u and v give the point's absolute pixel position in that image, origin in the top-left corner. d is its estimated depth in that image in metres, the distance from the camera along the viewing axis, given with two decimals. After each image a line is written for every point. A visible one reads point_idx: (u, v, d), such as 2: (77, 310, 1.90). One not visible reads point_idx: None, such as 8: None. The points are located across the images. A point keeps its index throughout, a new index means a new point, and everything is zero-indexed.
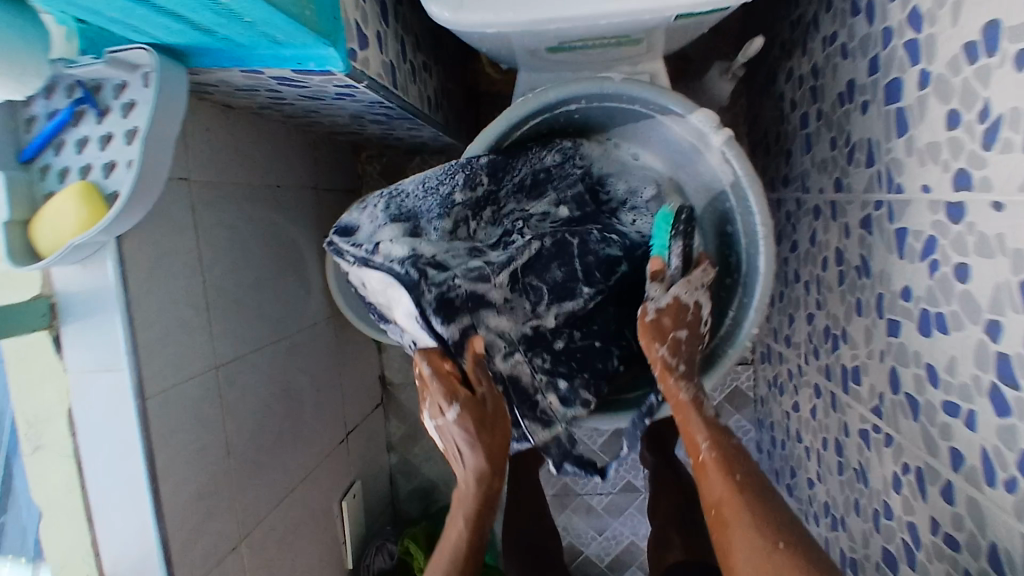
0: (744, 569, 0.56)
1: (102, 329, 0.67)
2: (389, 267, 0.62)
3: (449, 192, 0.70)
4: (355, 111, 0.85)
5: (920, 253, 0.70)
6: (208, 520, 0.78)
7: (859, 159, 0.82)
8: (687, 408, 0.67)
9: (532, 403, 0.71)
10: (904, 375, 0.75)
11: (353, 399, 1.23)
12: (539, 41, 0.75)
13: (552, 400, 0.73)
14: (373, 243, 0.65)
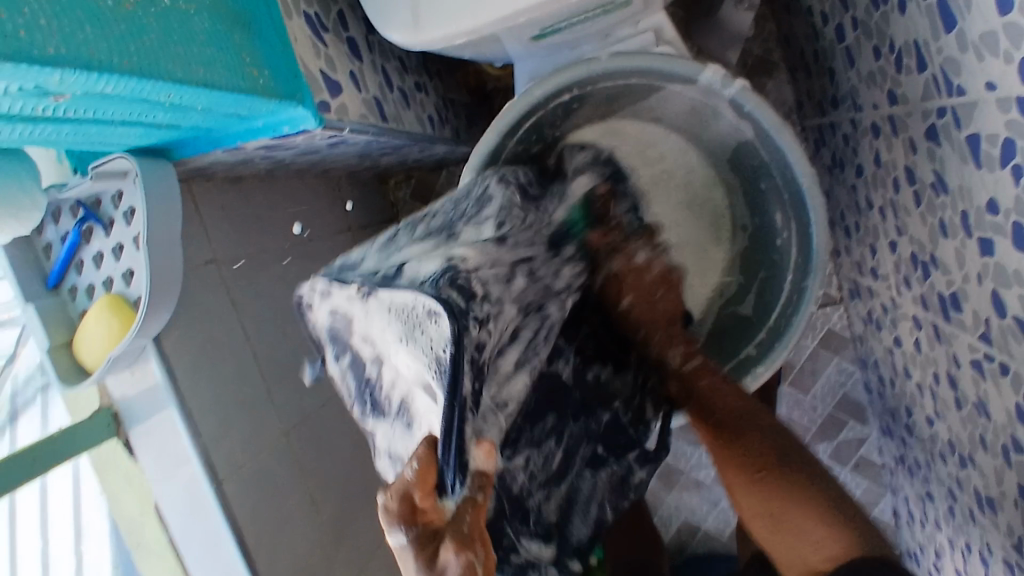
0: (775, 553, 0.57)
1: (163, 426, 0.69)
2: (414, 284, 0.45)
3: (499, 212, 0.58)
4: (363, 151, 0.85)
5: (999, 159, 0.60)
6: None
7: (909, 65, 0.72)
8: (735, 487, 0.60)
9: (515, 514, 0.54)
10: (1007, 297, 0.65)
11: None
12: (518, 35, 0.71)
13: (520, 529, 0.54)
14: (394, 267, 0.47)
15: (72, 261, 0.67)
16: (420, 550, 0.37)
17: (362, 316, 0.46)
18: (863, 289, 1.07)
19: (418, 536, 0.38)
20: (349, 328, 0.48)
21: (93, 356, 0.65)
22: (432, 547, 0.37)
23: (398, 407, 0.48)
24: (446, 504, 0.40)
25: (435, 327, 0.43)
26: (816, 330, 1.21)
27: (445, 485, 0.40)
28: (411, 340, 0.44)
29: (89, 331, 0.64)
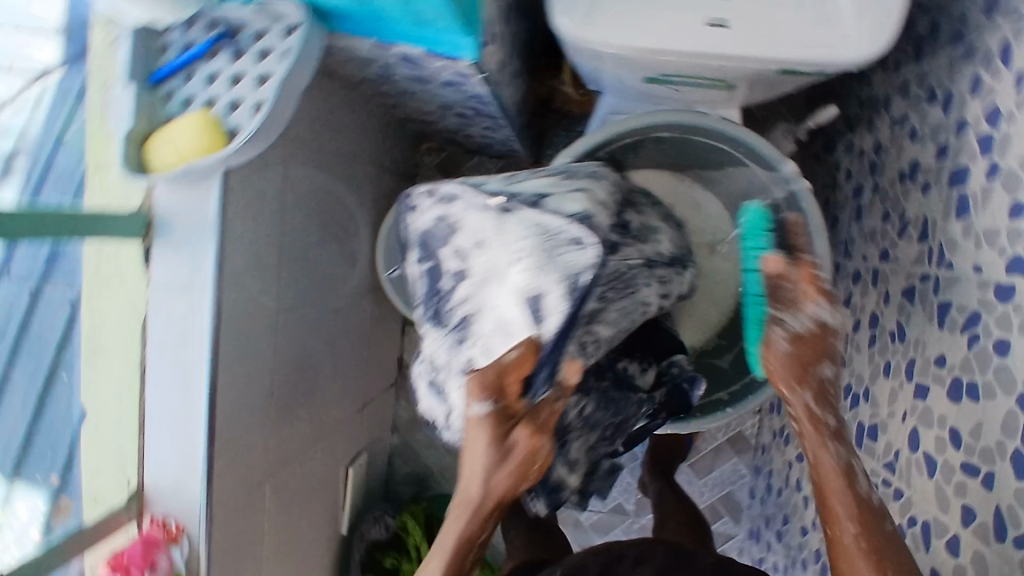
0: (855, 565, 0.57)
1: (192, 251, 0.71)
2: (555, 213, 0.51)
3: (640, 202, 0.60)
4: (449, 102, 0.89)
5: (961, 326, 0.75)
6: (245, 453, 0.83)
7: (910, 235, 0.86)
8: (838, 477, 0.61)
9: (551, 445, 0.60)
10: (925, 436, 0.79)
11: (370, 373, 1.26)
12: (633, 71, 0.79)
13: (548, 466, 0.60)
14: (535, 194, 0.53)
15: (186, 68, 0.69)
16: (491, 426, 0.44)
17: (476, 224, 0.51)
18: (785, 405, 1.21)
19: (491, 421, 0.44)
20: (449, 235, 0.53)
21: (168, 160, 0.67)
22: (498, 431, 0.44)
23: (462, 320, 0.52)
24: (528, 398, 0.47)
25: (581, 256, 0.48)
26: (729, 427, 1.35)
27: (533, 384, 0.47)
28: (549, 255, 0.48)
29: (176, 135, 0.66)
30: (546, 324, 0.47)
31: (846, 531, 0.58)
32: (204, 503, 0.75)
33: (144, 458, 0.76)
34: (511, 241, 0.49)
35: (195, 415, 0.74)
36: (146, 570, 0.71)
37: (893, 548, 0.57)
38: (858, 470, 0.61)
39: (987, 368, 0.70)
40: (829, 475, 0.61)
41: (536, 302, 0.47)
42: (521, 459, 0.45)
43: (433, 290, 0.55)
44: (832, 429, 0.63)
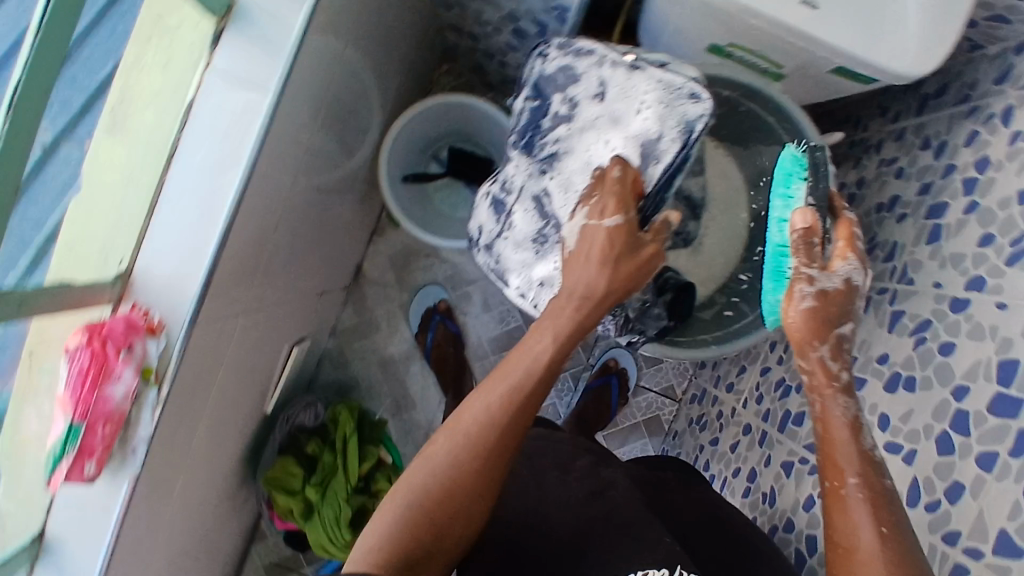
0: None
1: (267, 49, 0.70)
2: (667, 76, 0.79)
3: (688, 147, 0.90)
4: (520, 10, 0.94)
5: (911, 330, 0.87)
6: (236, 279, 0.80)
7: (877, 255, 1.00)
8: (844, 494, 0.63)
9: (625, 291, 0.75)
10: None
11: (333, 265, 1.24)
12: (706, 34, 0.86)
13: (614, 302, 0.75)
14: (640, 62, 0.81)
15: None
16: (625, 228, 0.69)
17: (591, 80, 0.83)
18: (709, 396, 1.32)
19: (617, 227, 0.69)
20: (562, 84, 0.85)
21: None
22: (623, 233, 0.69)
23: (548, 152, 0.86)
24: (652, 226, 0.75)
25: (695, 109, 0.78)
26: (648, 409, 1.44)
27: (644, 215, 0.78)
28: (670, 107, 0.78)
29: None
30: (654, 158, 0.78)
31: (863, 536, 0.60)
32: (195, 308, 0.71)
33: (143, 242, 0.71)
34: (638, 92, 0.80)
35: (214, 216, 0.71)
36: (122, 351, 0.66)
37: (910, 562, 0.59)
38: (884, 488, 0.63)
39: (928, 365, 0.82)
40: (853, 490, 0.62)
41: (645, 143, 0.78)
42: (645, 263, 0.71)
43: (530, 122, 0.88)
44: (862, 449, 0.65)
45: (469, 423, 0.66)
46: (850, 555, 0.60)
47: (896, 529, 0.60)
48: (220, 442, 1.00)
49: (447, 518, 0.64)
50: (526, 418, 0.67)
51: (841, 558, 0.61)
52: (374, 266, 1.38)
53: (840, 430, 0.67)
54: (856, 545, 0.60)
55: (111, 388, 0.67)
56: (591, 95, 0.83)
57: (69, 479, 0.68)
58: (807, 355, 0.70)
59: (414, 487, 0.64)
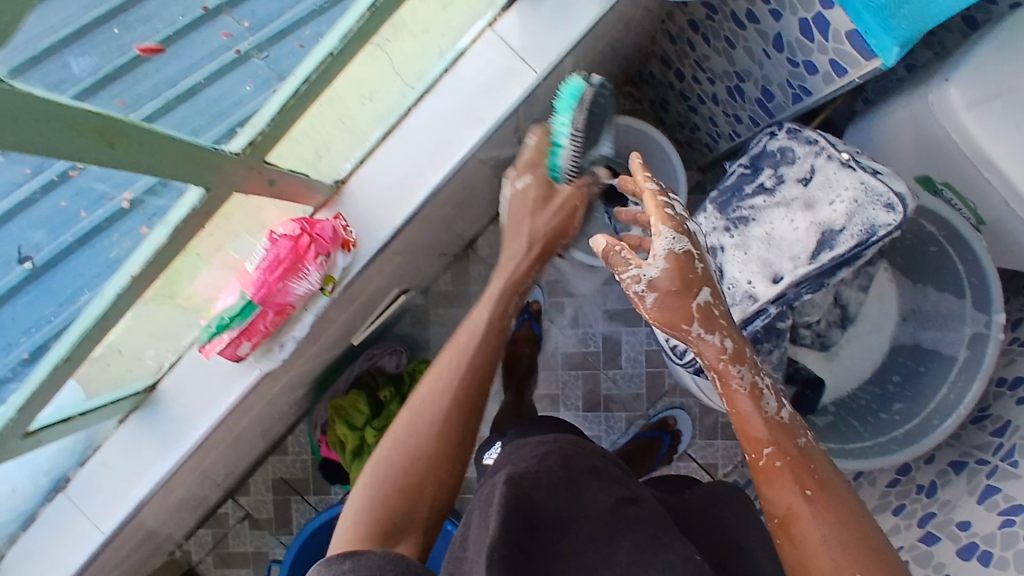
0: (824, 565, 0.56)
1: (552, 28, 0.71)
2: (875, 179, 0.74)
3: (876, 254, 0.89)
4: (755, 73, 0.95)
5: (1001, 509, 0.89)
6: (423, 224, 0.82)
7: (985, 425, 1.01)
8: (768, 474, 0.62)
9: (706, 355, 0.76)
10: (914, 570, 0.93)
11: (458, 230, 1.25)
12: (930, 164, 0.88)
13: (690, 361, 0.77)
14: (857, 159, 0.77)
15: None
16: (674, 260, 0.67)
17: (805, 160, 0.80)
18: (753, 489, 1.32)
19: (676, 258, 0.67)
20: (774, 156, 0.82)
21: None
22: (685, 267, 0.67)
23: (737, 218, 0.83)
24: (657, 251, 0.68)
25: (884, 217, 0.73)
26: None
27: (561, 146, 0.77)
28: (864, 207, 0.74)
29: None
30: (830, 247, 0.75)
31: (794, 503, 0.60)
32: (389, 239, 0.73)
33: (368, 159, 0.74)
34: (840, 186, 0.76)
35: (443, 159, 0.73)
36: (320, 255, 0.68)
37: (852, 520, 0.58)
38: (800, 446, 0.63)
39: (1008, 548, 0.83)
40: (771, 459, 0.62)
41: (827, 234, 0.76)
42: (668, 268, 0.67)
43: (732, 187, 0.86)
44: (766, 417, 0.65)
45: (430, 397, 0.64)
46: (793, 533, 0.59)
47: (823, 487, 0.60)
48: (315, 358, 1.01)
49: (418, 490, 0.60)
50: (483, 386, 0.65)
51: (789, 542, 0.59)
52: (486, 246, 1.40)
53: (748, 408, 0.66)
54: (801, 518, 0.59)
55: (295, 284, 0.68)
56: (797, 178, 0.80)
57: (221, 352, 0.69)
58: (684, 337, 0.69)
59: (392, 450, 0.62)
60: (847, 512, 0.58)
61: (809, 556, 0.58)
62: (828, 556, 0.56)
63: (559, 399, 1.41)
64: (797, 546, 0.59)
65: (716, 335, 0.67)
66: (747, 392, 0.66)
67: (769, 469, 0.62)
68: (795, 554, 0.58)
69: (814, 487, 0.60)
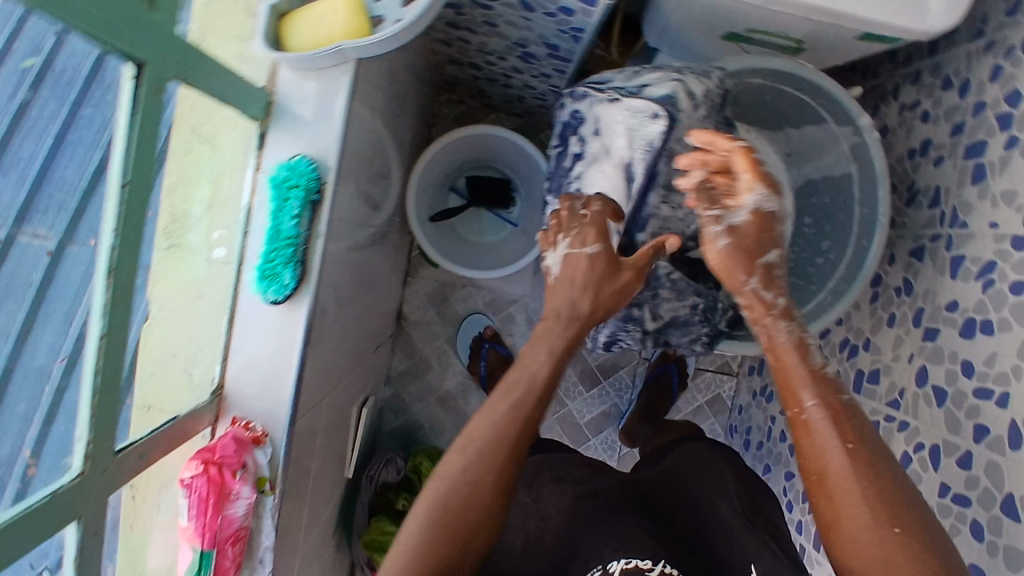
0: (856, 527, 0.55)
1: (312, 139, 0.69)
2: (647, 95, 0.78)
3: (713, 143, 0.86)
4: (530, 37, 0.93)
5: (976, 274, 0.87)
6: (319, 367, 0.79)
7: (921, 202, 0.99)
8: (809, 427, 0.60)
9: None
10: (933, 371, 0.91)
11: (378, 317, 1.23)
12: (724, 21, 0.86)
13: None
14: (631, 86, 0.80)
15: None
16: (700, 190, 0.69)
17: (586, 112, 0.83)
18: (768, 366, 1.33)
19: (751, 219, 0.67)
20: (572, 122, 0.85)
21: (311, 39, 0.66)
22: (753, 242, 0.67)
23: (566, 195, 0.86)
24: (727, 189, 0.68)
25: (656, 127, 0.76)
26: (708, 390, 1.44)
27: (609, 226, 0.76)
28: (639, 125, 0.77)
29: (322, 15, 0.66)
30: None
31: (832, 461, 0.58)
32: (292, 413, 0.70)
33: (228, 355, 0.70)
34: (615, 122, 0.79)
35: (294, 315, 0.69)
36: (237, 470, 0.66)
37: (896, 494, 0.56)
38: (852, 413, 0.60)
39: (1003, 306, 0.82)
40: (814, 413, 0.60)
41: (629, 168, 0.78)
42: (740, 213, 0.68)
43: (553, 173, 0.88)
44: (811, 369, 0.63)
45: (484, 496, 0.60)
46: (829, 487, 0.57)
47: (863, 444, 0.58)
48: (318, 517, 1.00)
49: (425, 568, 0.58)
50: (527, 441, 0.62)
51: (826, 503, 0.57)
52: (414, 308, 1.39)
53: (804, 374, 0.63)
54: (840, 484, 0.57)
55: (232, 509, 0.67)
56: (591, 132, 0.82)
57: None
58: (739, 290, 0.68)
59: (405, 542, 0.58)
60: (891, 478, 0.57)
61: (843, 516, 0.56)
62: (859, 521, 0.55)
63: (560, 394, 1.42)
64: (835, 500, 0.57)
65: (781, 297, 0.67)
66: (789, 346, 0.65)
67: (806, 420, 0.61)
68: (831, 511, 0.57)
69: (862, 454, 0.57)
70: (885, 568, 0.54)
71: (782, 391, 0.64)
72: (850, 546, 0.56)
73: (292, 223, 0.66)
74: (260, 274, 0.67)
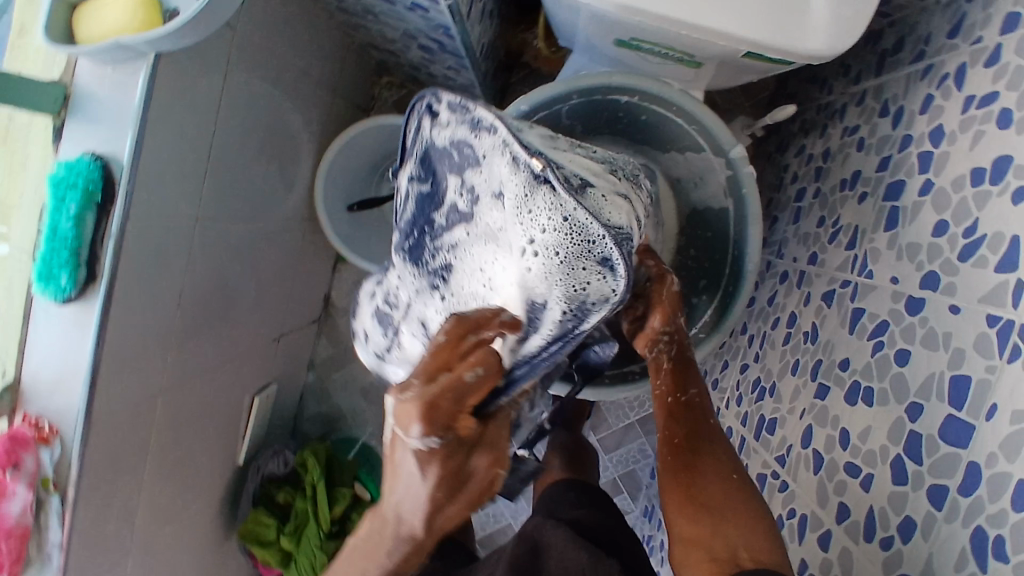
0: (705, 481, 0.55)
1: (108, 137, 0.66)
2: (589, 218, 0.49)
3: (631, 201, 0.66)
4: (413, 30, 0.87)
5: (869, 332, 0.77)
6: (138, 365, 0.77)
7: (841, 240, 0.89)
8: (685, 409, 0.62)
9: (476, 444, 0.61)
10: (817, 433, 0.82)
11: (291, 304, 1.21)
12: (597, 31, 0.77)
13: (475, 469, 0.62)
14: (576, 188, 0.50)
15: None
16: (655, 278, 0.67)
17: (487, 174, 0.53)
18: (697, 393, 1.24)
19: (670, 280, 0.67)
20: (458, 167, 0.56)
21: (100, 31, 0.63)
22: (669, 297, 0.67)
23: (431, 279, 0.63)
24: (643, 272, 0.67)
25: (599, 284, 0.51)
26: (640, 407, 1.37)
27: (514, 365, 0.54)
28: (569, 268, 0.50)
29: (107, 7, 0.62)
30: (535, 328, 0.53)
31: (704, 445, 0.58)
32: (83, 416, 0.70)
33: (24, 351, 0.69)
34: (535, 224, 0.50)
35: (87, 314, 0.68)
36: (7, 469, 0.65)
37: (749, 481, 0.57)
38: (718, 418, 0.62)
39: (885, 375, 0.72)
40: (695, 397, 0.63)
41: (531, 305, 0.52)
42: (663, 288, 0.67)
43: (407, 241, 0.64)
44: (694, 366, 0.66)
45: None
46: (695, 464, 0.57)
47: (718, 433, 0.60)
48: (195, 502, 1.01)
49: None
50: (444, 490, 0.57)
51: (676, 477, 0.57)
52: (343, 295, 1.37)
53: (694, 379, 0.64)
54: (695, 456, 0.58)
55: (6, 507, 0.66)
56: (489, 191, 0.53)
57: None
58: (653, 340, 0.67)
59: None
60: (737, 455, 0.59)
61: (704, 484, 0.55)
62: (712, 497, 0.55)
63: None
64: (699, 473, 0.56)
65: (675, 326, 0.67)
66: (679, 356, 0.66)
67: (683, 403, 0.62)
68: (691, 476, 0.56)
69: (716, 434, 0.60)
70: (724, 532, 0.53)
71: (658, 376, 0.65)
72: (696, 526, 0.54)
73: (78, 224, 0.65)
74: (39, 275, 0.65)
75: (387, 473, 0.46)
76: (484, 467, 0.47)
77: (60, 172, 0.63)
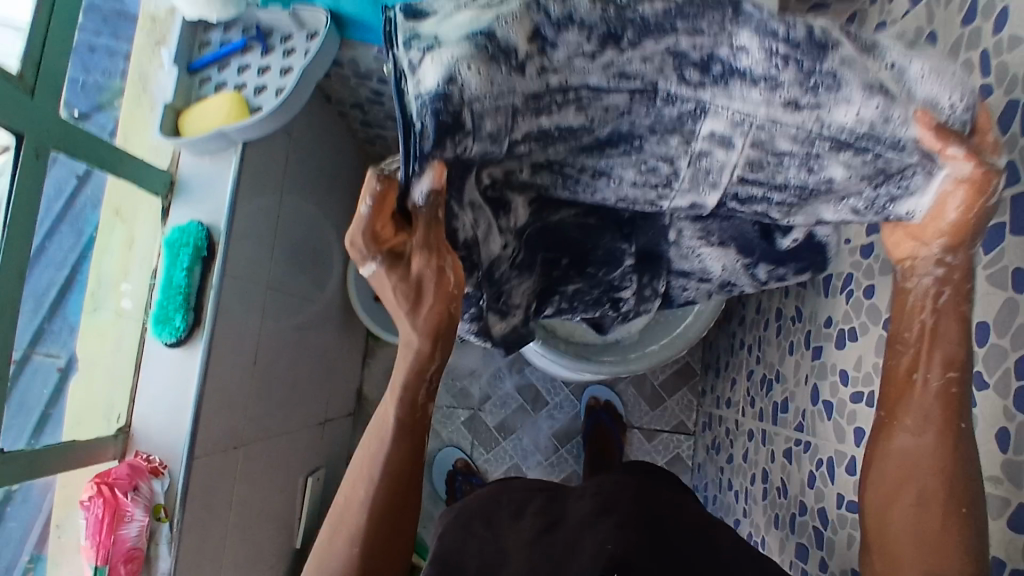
0: (903, 525, 0.54)
1: (206, 208, 0.83)
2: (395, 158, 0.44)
3: (755, 32, 0.40)
4: None
5: (839, 288, 0.90)
6: (226, 412, 0.87)
7: None
8: (916, 402, 0.54)
9: (497, 298, 0.64)
10: (822, 386, 0.92)
11: (332, 391, 1.31)
12: None
13: (490, 322, 0.65)
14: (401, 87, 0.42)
15: (220, 60, 0.84)
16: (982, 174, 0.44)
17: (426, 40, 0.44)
18: (715, 418, 1.34)
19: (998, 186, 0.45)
20: None
21: (198, 127, 0.81)
22: (968, 235, 0.48)
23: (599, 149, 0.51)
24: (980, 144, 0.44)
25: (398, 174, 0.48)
26: (666, 449, 1.45)
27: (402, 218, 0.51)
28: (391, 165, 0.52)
29: (207, 107, 0.81)
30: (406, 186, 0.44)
31: (927, 480, 0.53)
32: (188, 445, 0.79)
33: (136, 397, 0.81)
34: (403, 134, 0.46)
35: (193, 354, 0.81)
36: (129, 492, 0.74)
37: (963, 489, 0.52)
38: (962, 390, 0.53)
39: (861, 312, 0.85)
40: (931, 383, 0.53)
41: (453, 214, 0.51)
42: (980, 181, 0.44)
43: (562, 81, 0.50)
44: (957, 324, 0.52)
45: (383, 417, 0.61)
46: (897, 498, 0.55)
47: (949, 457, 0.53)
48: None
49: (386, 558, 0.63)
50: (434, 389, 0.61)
51: (879, 492, 0.56)
52: (374, 387, 1.47)
53: (941, 347, 0.52)
54: (920, 487, 0.53)
55: (126, 529, 0.74)
56: None
57: None
58: (924, 263, 0.51)
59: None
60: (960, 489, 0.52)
61: (899, 535, 0.54)
62: (911, 497, 0.54)
63: (519, 464, 1.44)
64: (894, 504, 0.55)
65: (936, 272, 0.51)
66: (947, 302, 0.52)
67: (915, 387, 0.54)
68: (883, 514, 0.55)
69: (949, 464, 0.53)
70: (919, 541, 0.53)
71: (900, 350, 0.54)
72: (889, 523, 0.55)
73: (187, 276, 0.79)
74: (155, 320, 0.79)
75: (375, 289, 0.57)
76: (426, 268, 0.52)
77: (176, 234, 0.80)
